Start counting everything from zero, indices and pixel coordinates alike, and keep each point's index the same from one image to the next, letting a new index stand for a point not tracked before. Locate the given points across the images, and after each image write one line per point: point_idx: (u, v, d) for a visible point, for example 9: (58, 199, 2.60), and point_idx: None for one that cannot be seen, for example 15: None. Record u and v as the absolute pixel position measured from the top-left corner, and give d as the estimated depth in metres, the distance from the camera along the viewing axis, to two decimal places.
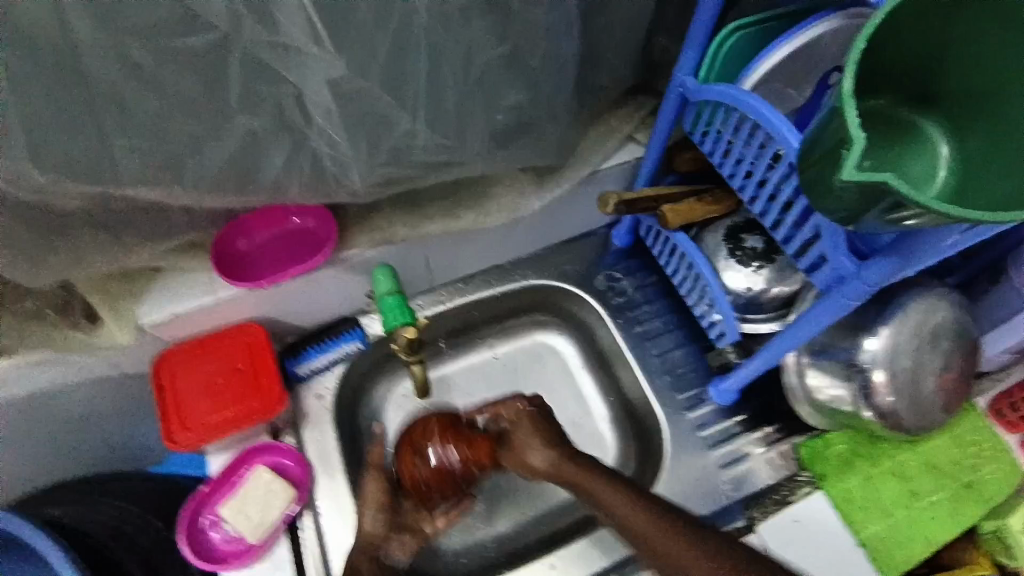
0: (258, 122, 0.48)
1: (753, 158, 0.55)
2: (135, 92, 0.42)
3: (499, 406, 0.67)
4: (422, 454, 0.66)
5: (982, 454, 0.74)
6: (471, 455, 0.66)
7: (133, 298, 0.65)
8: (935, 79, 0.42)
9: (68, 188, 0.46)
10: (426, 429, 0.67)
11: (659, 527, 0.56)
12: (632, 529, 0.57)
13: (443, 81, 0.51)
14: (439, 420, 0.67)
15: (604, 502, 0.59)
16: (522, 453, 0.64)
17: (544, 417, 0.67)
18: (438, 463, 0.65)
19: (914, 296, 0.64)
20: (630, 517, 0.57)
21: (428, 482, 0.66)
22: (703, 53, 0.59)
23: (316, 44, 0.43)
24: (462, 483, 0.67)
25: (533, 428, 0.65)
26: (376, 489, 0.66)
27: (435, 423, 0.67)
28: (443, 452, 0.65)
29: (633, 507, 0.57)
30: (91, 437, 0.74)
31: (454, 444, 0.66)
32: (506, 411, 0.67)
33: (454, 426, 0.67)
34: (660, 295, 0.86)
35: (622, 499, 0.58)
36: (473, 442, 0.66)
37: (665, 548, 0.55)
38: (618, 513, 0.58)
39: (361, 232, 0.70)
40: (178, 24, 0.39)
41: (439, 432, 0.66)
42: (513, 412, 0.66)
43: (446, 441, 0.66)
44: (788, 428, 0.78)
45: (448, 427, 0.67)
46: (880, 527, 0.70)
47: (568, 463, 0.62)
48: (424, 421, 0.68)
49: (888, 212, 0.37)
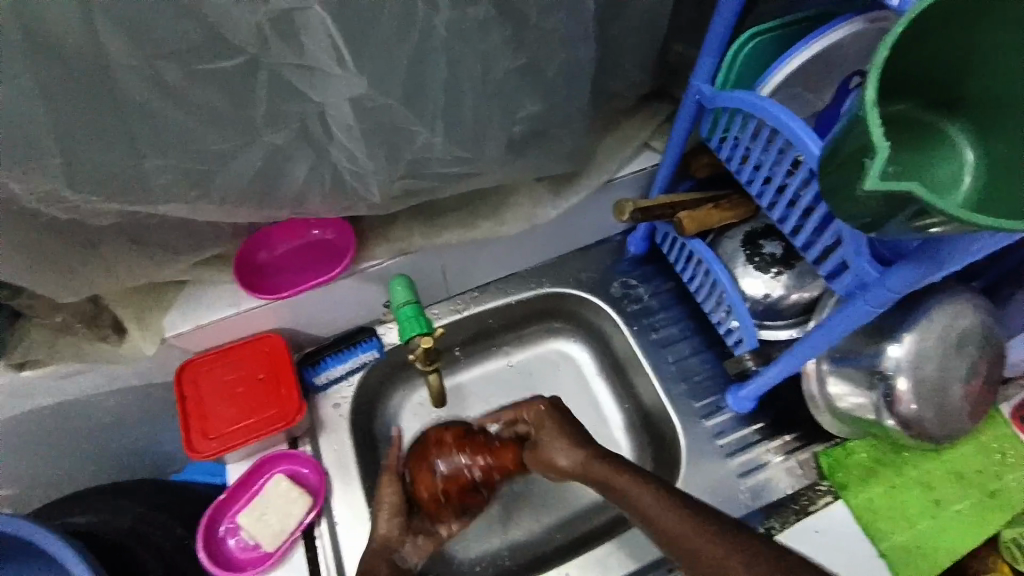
0: (280, 137, 0.48)
1: (772, 165, 0.55)
2: (163, 110, 0.43)
3: (518, 410, 0.71)
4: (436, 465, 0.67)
5: (1008, 462, 0.73)
6: (488, 462, 0.68)
7: (159, 309, 0.66)
8: (961, 84, 0.41)
9: (96, 203, 0.47)
10: (440, 441, 0.68)
11: (686, 521, 0.54)
12: (657, 521, 0.56)
13: (462, 94, 0.51)
14: (451, 429, 0.69)
15: (630, 496, 0.59)
16: (547, 453, 0.66)
17: (567, 417, 0.68)
18: (455, 468, 0.67)
19: (938, 302, 0.63)
20: (655, 512, 0.56)
21: (445, 491, 0.67)
22: (720, 61, 0.59)
23: (338, 62, 0.44)
24: (478, 487, 0.68)
25: (559, 429, 0.67)
26: (392, 501, 0.67)
27: (448, 433, 0.69)
28: (459, 460, 0.67)
29: (660, 499, 0.57)
30: (117, 444, 0.76)
31: (471, 451, 0.67)
32: (525, 416, 0.70)
33: (467, 436, 0.69)
34: (675, 301, 0.86)
35: (649, 494, 0.58)
36: (491, 449, 0.68)
37: (691, 542, 0.53)
38: (647, 510, 0.57)
39: (378, 242, 0.71)
40: (205, 43, 0.40)
41: (453, 442, 0.68)
42: (534, 415, 0.69)
43: (463, 451, 0.67)
44: (808, 436, 0.77)
45: (463, 436, 0.68)
46: (904, 537, 0.69)
47: (593, 461, 0.63)
48: (437, 430, 0.70)
49: (912, 220, 0.36)
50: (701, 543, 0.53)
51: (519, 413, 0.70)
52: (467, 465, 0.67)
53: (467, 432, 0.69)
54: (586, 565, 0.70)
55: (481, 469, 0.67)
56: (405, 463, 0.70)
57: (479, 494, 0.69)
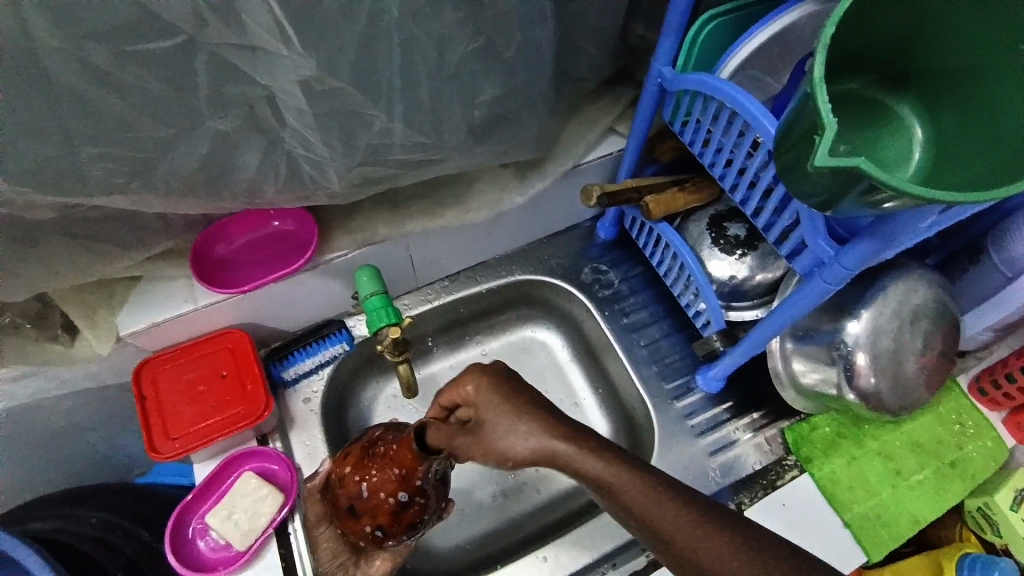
0: (228, 124, 0.47)
1: (733, 146, 0.55)
2: (102, 98, 0.41)
3: (454, 392, 0.53)
4: (355, 493, 0.58)
5: (967, 432, 0.76)
6: (394, 477, 0.55)
7: (111, 308, 0.64)
8: (908, 59, 0.41)
9: (35, 195, 0.45)
10: (345, 458, 0.59)
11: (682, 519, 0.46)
12: (656, 524, 0.46)
13: (417, 77, 0.50)
14: (349, 457, 0.59)
15: (619, 490, 0.47)
16: (504, 440, 0.49)
17: (522, 395, 0.52)
18: (366, 495, 0.57)
19: (895, 278, 0.65)
20: (647, 508, 0.46)
21: (376, 522, 0.58)
22: (680, 43, 0.59)
23: (284, 42, 0.42)
24: (406, 500, 0.56)
25: (515, 410, 0.50)
26: (329, 545, 0.66)
27: (353, 451, 0.59)
28: (364, 487, 0.57)
29: (658, 501, 0.46)
30: (76, 446, 0.74)
31: (373, 472, 0.56)
32: (462, 394, 0.53)
33: (365, 458, 0.58)
34: (645, 285, 0.87)
35: (634, 489, 0.46)
36: (392, 459, 0.55)
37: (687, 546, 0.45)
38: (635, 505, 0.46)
39: (342, 233, 0.69)
40: (140, 27, 0.38)
41: (351, 470, 0.58)
42: (472, 390, 0.52)
43: (366, 470, 0.57)
44: (774, 413, 0.78)
45: (359, 458, 0.58)
46: (866, 507, 0.71)
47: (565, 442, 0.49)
48: (338, 472, 0.60)
49: (864, 195, 0.37)
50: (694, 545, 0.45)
51: (454, 394, 0.53)
52: (378, 487, 0.56)
53: (356, 463, 0.58)
54: (559, 547, 0.70)
55: (392, 488, 0.56)
56: (343, 524, 0.60)
57: (417, 505, 0.57)
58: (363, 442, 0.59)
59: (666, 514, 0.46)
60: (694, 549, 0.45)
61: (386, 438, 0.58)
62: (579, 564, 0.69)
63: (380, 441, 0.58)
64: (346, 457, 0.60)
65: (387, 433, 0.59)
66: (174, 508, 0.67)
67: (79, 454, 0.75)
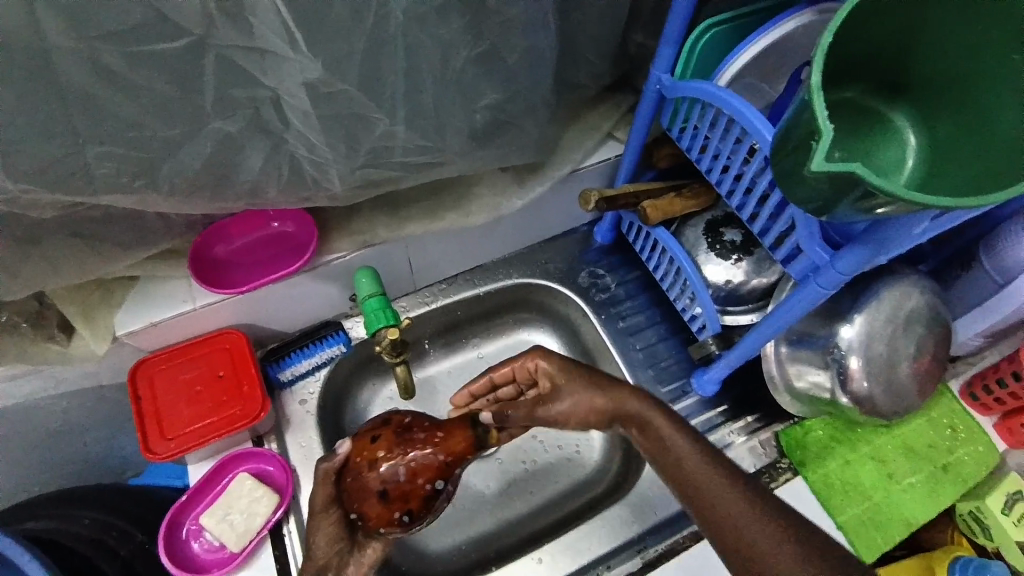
0: (233, 125, 0.47)
1: (730, 153, 0.56)
2: (108, 98, 0.41)
3: (525, 366, 0.64)
4: (383, 474, 0.59)
5: (958, 437, 0.77)
6: (437, 463, 0.61)
7: (109, 308, 0.64)
8: (903, 72, 0.42)
9: (38, 193, 0.45)
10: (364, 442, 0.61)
11: (737, 503, 0.52)
12: (711, 502, 0.53)
13: (422, 81, 0.50)
14: (381, 437, 0.61)
15: (686, 468, 0.55)
16: (574, 411, 0.60)
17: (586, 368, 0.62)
18: (401, 478, 0.59)
19: (887, 284, 0.66)
20: (703, 484, 0.54)
21: (404, 508, 0.60)
22: (680, 50, 0.59)
23: (291, 45, 0.42)
24: (439, 488, 0.61)
25: (580, 386, 0.60)
26: (331, 529, 0.61)
27: (383, 431, 0.61)
28: (403, 466, 0.60)
29: (722, 481, 0.54)
30: (70, 447, 0.73)
31: (416, 452, 0.60)
32: (538, 369, 0.63)
33: (399, 438, 0.61)
34: (642, 289, 0.87)
35: (711, 475, 0.54)
36: (438, 445, 0.61)
37: (739, 530, 0.51)
38: (699, 480, 0.54)
39: (343, 235, 0.70)
40: (150, 27, 0.39)
41: (385, 448, 0.60)
42: (545, 367, 0.63)
43: (403, 450, 0.60)
44: (768, 416, 0.79)
45: (393, 437, 0.61)
46: (859, 510, 0.72)
47: (643, 412, 0.59)
48: (360, 452, 0.61)
49: (861, 201, 0.37)
50: (746, 529, 0.51)
51: (527, 367, 0.64)
52: (417, 471, 0.60)
53: (388, 444, 0.61)
54: (555, 549, 0.70)
55: (432, 475, 0.60)
56: (363, 505, 0.59)
57: (445, 495, 0.62)
58: (392, 426, 0.62)
59: (721, 500, 0.53)
60: (747, 532, 0.51)
61: (423, 424, 0.63)
62: (574, 567, 0.69)
63: (414, 425, 0.62)
64: (367, 439, 0.61)
65: (418, 417, 0.64)
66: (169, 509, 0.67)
67: (73, 455, 0.74)
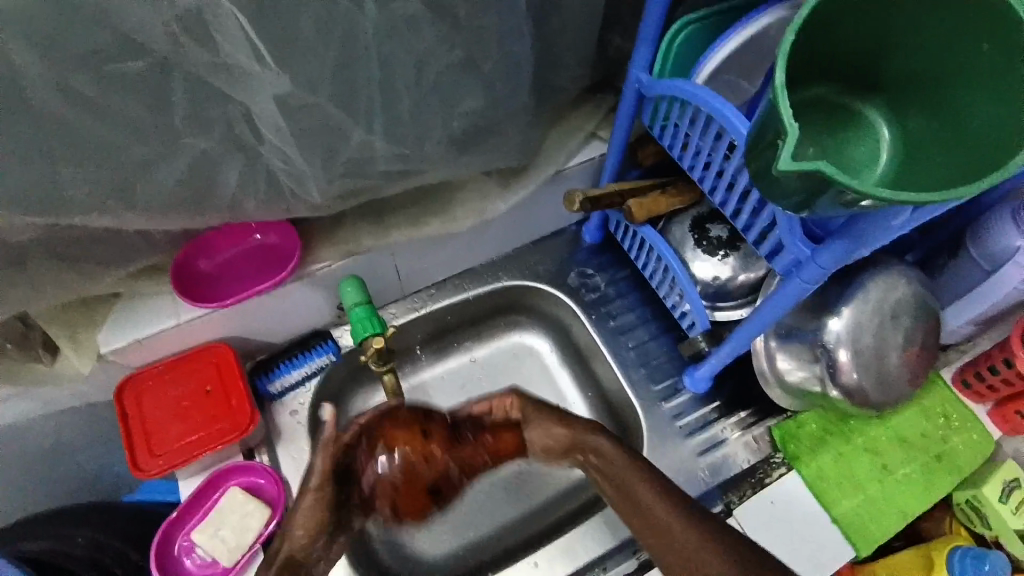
0: (207, 143, 0.47)
1: (710, 150, 0.56)
2: (78, 122, 0.41)
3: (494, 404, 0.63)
4: (433, 477, 0.56)
5: (952, 426, 0.77)
6: (482, 460, 0.60)
7: (93, 326, 0.63)
8: (875, 66, 0.42)
9: (13, 218, 0.45)
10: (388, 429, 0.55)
11: (700, 539, 0.54)
12: (670, 539, 0.55)
13: (395, 90, 0.50)
14: (432, 432, 0.57)
15: (643, 502, 0.57)
16: (542, 442, 0.62)
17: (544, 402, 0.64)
18: (451, 477, 0.58)
19: (873, 276, 0.65)
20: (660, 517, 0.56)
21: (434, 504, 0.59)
22: (656, 50, 0.59)
23: (259, 60, 0.42)
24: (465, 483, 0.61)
25: (546, 420, 0.62)
26: (317, 511, 0.56)
27: (429, 430, 0.57)
28: (455, 467, 0.58)
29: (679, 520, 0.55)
30: (63, 467, 0.73)
31: (473, 452, 0.59)
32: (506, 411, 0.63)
33: (454, 440, 0.58)
34: (632, 288, 0.87)
35: (669, 514, 0.56)
36: (489, 445, 0.61)
37: (696, 557, 0.53)
38: (661, 522, 0.55)
39: (327, 245, 0.70)
40: (115, 49, 0.38)
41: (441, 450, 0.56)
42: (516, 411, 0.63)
43: (470, 453, 0.59)
44: (762, 411, 0.79)
45: (449, 438, 0.58)
46: (853, 502, 0.72)
47: (591, 441, 0.61)
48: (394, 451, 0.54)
49: (836, 196, 0.37)
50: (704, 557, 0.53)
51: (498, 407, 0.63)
52: (463, 469, 0.59)
53: (443, 442, 0.57)
54: (551, 554, 0.70)
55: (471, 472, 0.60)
56: (394, 497, 0.55)
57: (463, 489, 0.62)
58: (439, 424, 0.58)
59: (679, 534, 0.54)
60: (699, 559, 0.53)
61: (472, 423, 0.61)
62: (570, 571, 0.69)
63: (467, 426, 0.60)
64: (405, 433, 0.55)
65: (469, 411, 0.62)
66: (161, 525, 0.67)
67: (67, 474, 0.74)
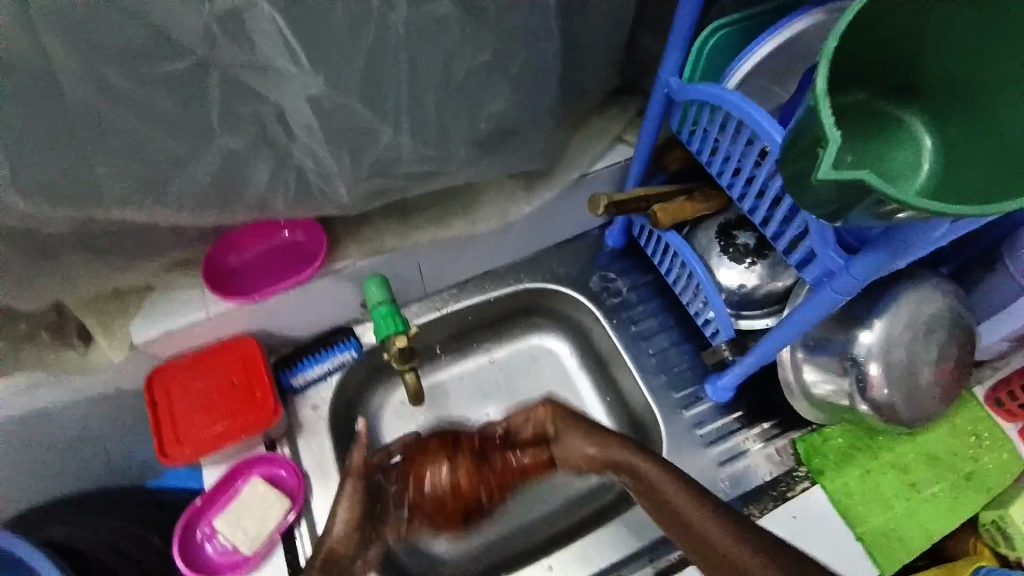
0: (239, 141, 0.48)
1: (740, 156, 0.55)
2: (117, 117, 0.43)
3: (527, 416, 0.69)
4: (466, 493, 0.68)
5: (982, 444, 0.74)
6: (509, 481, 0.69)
7: (125, 316, 0.65)
8: (915, 74, 0.41)
9: (52, 212, 0.46)
10: (431, 448, 0.68)
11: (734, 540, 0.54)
12: (704, 537, 0.55)
13: (423, 91, 0.51)
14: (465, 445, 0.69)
15: (673, 504, 0.57)
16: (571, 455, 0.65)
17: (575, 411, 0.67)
18: (480, 495, 0.68)
19: (905, 289, 0.64)
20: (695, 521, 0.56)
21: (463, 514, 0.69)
22: (687, 53, 0.59)
23: (291, 60, 0.43)
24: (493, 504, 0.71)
25: (578, 428, 0.65)
26: (351, 516, 0.63)
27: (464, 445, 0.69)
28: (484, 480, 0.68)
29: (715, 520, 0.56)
30: (91, 455, 0.75)
31: (502, 470, 0.68)
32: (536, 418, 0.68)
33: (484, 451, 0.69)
34: (654, 294, 0.86)
35: (705, 517, 0.56)
36: (517, 467, 0.69)
37: (732, 556, 0.53)
38: (695, 524, 0.56)
39: (352, 243, 0.70)
40: (155, 47, 0.40)
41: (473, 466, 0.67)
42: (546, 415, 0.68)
43: (498, 471, 0.68)
44: (785, 423, 0.77)
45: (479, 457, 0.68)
46: (880, 520, 0.70)
47: (620, 452, 0.62)
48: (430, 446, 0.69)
49: (874, 207, 0.36)
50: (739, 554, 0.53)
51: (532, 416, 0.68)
52: (493, 486, 0.69)
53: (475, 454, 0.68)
54: (566, 558, 0.70)
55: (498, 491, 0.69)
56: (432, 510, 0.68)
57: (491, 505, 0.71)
58: (470, 448, 0.69)
59: (715, 534, 0.55)
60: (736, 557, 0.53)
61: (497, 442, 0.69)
62: None
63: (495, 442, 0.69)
64: (447, 444, 0.69)
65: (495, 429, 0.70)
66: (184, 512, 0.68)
67: (94, 463, 0.76)
